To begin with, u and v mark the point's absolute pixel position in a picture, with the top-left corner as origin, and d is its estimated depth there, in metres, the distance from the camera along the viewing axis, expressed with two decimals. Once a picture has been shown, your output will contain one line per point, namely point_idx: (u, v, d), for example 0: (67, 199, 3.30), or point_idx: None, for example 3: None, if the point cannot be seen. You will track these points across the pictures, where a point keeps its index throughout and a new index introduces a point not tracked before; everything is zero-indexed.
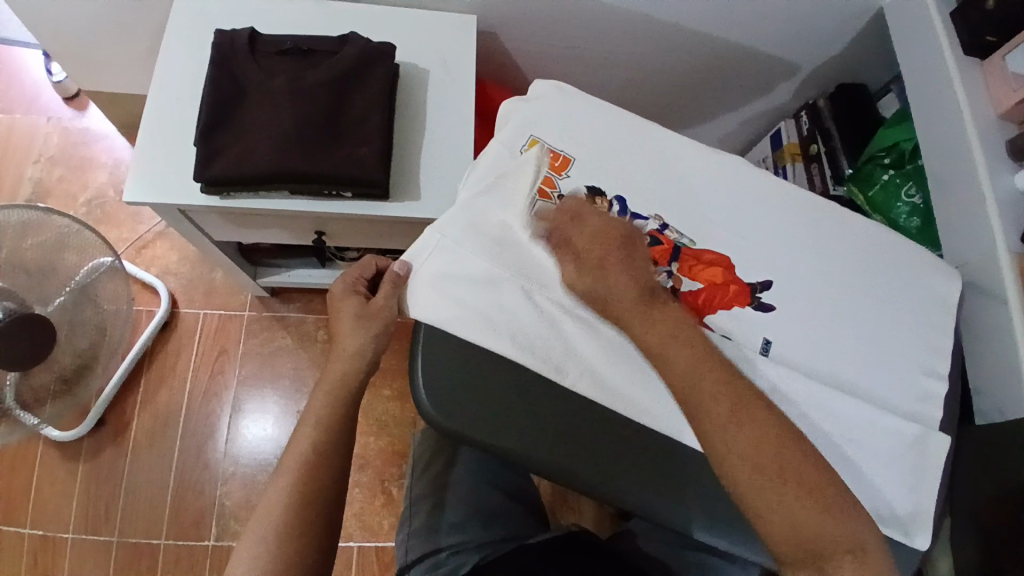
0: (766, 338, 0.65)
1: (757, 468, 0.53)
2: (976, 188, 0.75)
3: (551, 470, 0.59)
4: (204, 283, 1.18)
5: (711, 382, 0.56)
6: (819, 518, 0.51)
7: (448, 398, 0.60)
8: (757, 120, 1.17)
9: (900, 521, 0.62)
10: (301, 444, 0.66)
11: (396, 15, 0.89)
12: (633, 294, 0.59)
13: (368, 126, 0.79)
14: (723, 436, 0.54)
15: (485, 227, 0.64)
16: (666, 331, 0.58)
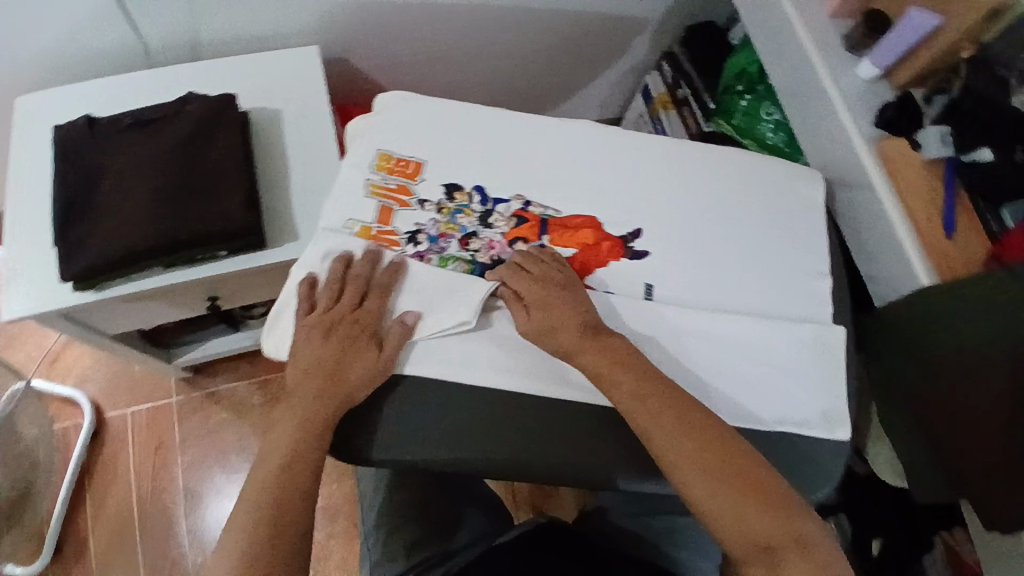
0: (646, 284, 0.67)
1: (708, 472, 0.55)
2: (822, 89, 0.77)
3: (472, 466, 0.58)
4: (125, 379, 1.14)
5: (651, 396, 0.57)
6: (760, 516, 0.53)
7: (355, 424, 0.59)
8: (626, 79, 1.19)
9: (819, 423, 0.63)
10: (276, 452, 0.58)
11: (236, 64, 0.88)
12: (576, 326, 0.61)
13: (226, 180, 0.77)
14: (669, 443, 0.56)
15: (347, 246, 0.65)
16: (608, 359, 0.59)
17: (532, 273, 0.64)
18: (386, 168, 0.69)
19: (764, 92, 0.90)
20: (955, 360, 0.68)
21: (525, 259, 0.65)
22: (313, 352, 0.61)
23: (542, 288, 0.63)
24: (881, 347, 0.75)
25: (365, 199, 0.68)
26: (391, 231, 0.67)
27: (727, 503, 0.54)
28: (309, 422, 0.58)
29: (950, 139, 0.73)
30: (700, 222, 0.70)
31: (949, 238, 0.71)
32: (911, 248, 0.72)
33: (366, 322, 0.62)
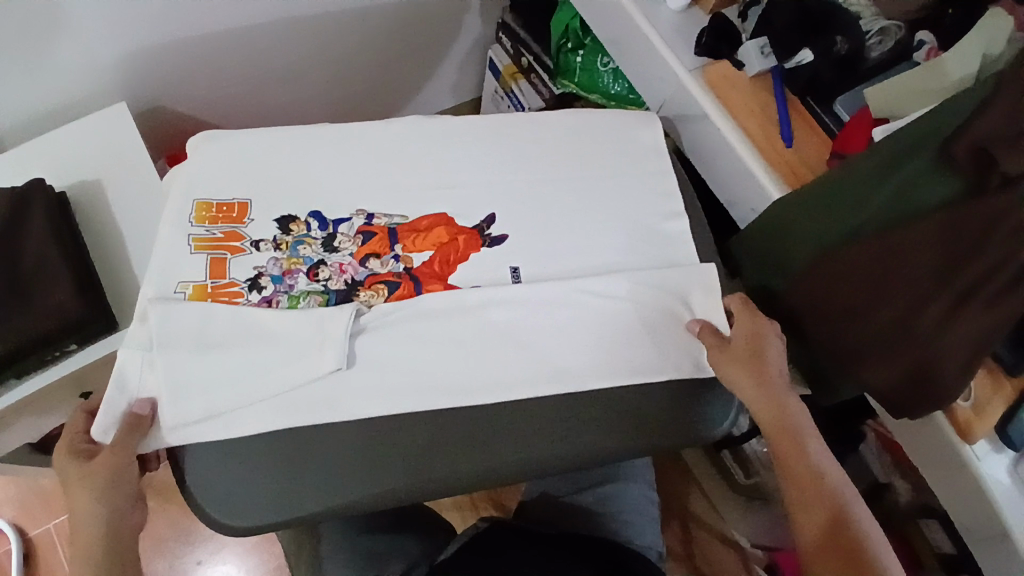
0: (514, 267, 0.65)
1: (791, 458, 0.59)
2: (640, 30, 0.77)
3: (366, 501, 0.57)
4: (37, 494, 1.03)
5: (760, 393, 0.60)
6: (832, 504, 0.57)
7: (233, 500, 0.56)
8: (471, 58, 1.16)
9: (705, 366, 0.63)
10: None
11: (42, 144, 0.81)
12: (749, 343, 0.61)
13: (50, 270, 0.70)
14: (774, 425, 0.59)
15: (180, 310, 0.60)
16: (767, 384, 0.60)
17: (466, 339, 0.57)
18: (208, 218, 0.64)
19: (595, 44, 0.90)
20: (811, 254, 0.69)
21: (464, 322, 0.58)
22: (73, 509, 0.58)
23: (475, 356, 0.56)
24: (747, 259, 0.77)
25: (192, 256, 0.63)
26: (229, 283, 0.63)
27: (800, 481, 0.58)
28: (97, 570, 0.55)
29: (770, 49, 0.73)
30: (547, 193, 0.69)
31: (789, 148, 0.72)
32: (756, 165, 0.72)
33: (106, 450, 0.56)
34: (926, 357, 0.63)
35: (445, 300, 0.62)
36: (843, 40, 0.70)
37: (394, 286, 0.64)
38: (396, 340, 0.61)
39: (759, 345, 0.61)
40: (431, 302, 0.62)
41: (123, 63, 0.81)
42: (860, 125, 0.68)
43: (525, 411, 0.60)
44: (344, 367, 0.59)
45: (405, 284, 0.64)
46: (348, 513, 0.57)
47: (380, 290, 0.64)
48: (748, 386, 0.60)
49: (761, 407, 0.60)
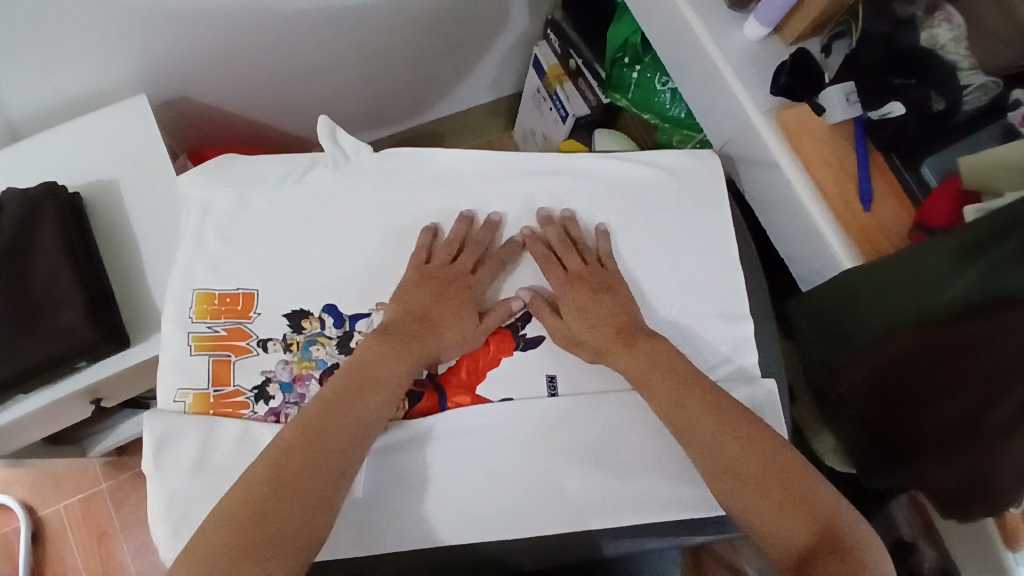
0: (550, 375, 0.62)
1: (745, 496, 0.51)
2: (710, 60, 0.69)
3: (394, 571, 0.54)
4: (49, 475, 1.03)
5: (724, 441, 0.53)
6: (780, 512, 0.49)
7: None
8: (516, 51, 1.08)
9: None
10: (366, 391, 0.54)
11: (58, 136, 0.76)
12: (603, 333, 0.60)
13: (61, 288, 0.67)
14: (703, 448, 0.54)
15: (185, 434, 0.55)
16: (662, 359, 0.58)
17: (567, 265, 0.63)
18: (210, 312, 0.60)
19: (656, 61, 0.83)
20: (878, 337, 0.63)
21: (566, 248, 0.63)
22: (413, 299, 0.60)
23: (580, 289, 0.62)
24: (804, 319, 0.72)
25: (192, 357, 0.59)
26: (233, 391, 0.58)
27: (762, 498, 0.50)
28: (383, 363, 0.56)
29: (857, 96, 0.65)
30: (584, 248, 0.66)
31: (866, 212, 0.65)
32: (828, 231, 0.65)
33: (460, 270, 0.62)
34: (984, 465, 0.56)
35: (469, 413, 0.59)
36: (937, 96, 0.62)
37: (415, 397, 0.60)
38: (416, 464, 0.57)
39: (620, 327, 0.60)
40: (455, 419, 0.58)
41: (144, 49, 0.75)
42: (945, 198, 0.61)
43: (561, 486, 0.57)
44: (360, 496, 0.55)
45: (428, 394, 0.60)
46: None
47: (401, 401, 0.60)
48: (634, 364, 0.58)
49: (697, 427, 0.54)
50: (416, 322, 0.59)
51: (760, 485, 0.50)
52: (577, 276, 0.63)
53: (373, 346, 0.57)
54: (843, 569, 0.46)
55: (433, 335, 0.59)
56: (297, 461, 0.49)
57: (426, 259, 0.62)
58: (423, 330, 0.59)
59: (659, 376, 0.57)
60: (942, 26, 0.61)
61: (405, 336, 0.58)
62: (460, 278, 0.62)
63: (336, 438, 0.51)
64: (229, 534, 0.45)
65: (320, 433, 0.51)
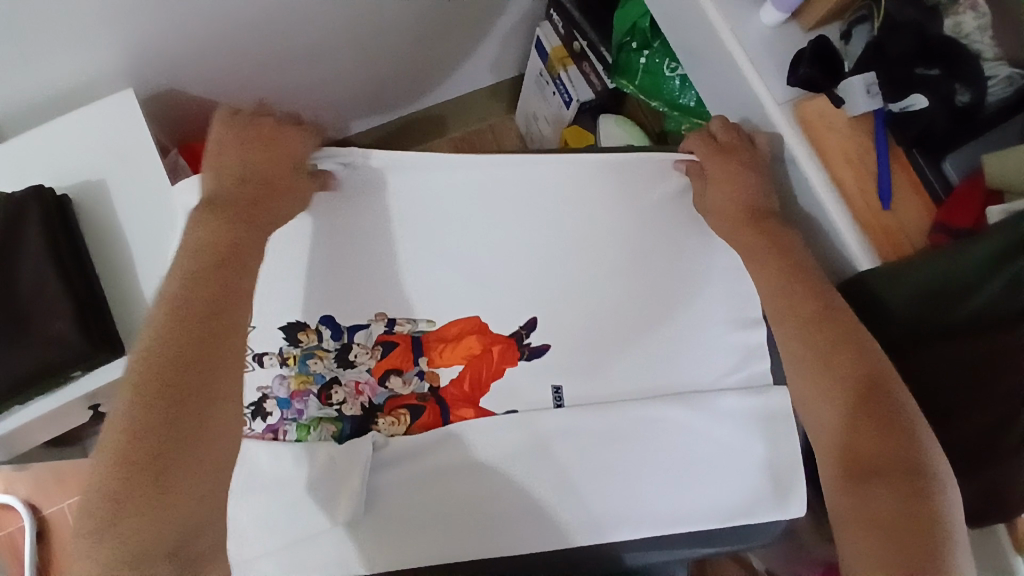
0: (556, 385, 0.63)
1: (819, 403, 0.56)
2: (724, 49, 0.66)
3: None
4: (51, 473, 1.02)
5: (817, 343, 0.56)
6: (864, 433, 0.52)
7: None
8: (517, 32, 1.03)
9: (768, 493, 0.58)
10: (201, 293, 0.52)
11: (41, 135, 0.73)
12: (737, 203, 0.63)
13: (49, 296, 0.65)
14: (795, 350, 0.58)
15: None
16: (775, 245, 0.61)
17: (720, 139, 0.64)
18: None
19: (665, 46, 0.79)
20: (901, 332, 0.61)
21: (726, 131, 0.63)
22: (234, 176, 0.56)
23: (730, 161, 0.63)
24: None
25: None
26: None
27: (840, 415, 0.54)
28: (227, 253, 0.54)
29: (877, 88, 0.61)
30: (586, 254, 0.65)
31: (887, 211, 0.61)
32: (848, 231, 0.62)
33: (272, 137, 0.57)
34: (993, 464, 0.57)
35: (479, 427, 0.58)
36: (963, 88, 0.58)
37: (417, 411, 0.60)
38: (422, 476, 0.56)
39: (753, 208, 0.63)
40: (464, 434, 0.57)
41: (129, 41, 0.72)
42: (968, 198, 0.58)
43: (574, 500, 0.56)
44: (361, 514, 0.54)
45: (430, 409, 0.60)
46: None
47: (403, 414, 0.60)
48: (755, 243, 0.61)
49: (796, 319, 0.58)
50: (253, 178, 0.56)
51: (849, 405, 0.54)
52: (724, 149, 0.63)
53: (200, 252, 0.53)
54: (901, 483, 0.50)
55: (255, 216, 0.56)
56: (171, 410, 0.48)
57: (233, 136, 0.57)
58: (265, 207, 0.56)
59: (785, 286, 0.59)
60: (968, 12, 0.59)
61: (247, 227, 0.55)
62: (271, 127, 0.57)
63: (186, 376, 0.49)
64: (103, 510, 0.45)
65: (184, 364, 0.49)
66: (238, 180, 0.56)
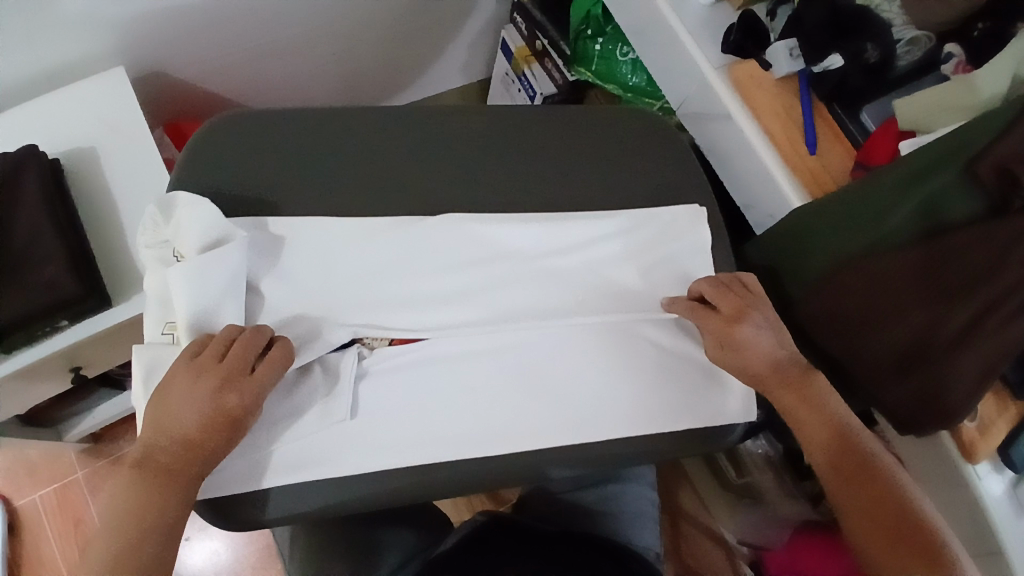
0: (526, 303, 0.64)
1: (857, 518, 0.56)
2: (665, 22, 0.75)
3: (383, 495, 0.57)
4: (22, 464, 1.03)
5: (845, 459, 0.57)
6: (910, 555, 0.53)
7: (240, 504, 0.56)
8: (484, 36, 1.13)
9: (714, 396, 0.64)
10: (139, 508, 0.51)
11: (36, 109, 0.78)
12: (774, 362, 0.60)
13: (42, 246, 0.68)
14: (822, 459, 0.58)
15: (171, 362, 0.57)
16: (800, 394, 0.59)
17: (721, 307, 0.62)
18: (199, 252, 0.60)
19: (617, 34, 0.90)
20: (871, 302, 0.64)
21: (720, 293, 0.62)
22: (174, 399, 0.53)
23: (738, 324, 0.60)
24: (761, 269, 0.74)
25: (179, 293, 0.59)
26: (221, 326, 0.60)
27: (877, 534, 0.55)
28: (161, 495, 0.51)
29: (798, 52, 0.70)
30: (549, 201, 0.67)
31: (812, 155, 0.70)
32: (778, 171, 0.70)
33: (219, 367, 0.54)
34: (940, 373, 0.60)
35: (454, 342, 0.62)
36: (874, 47, 0.67)
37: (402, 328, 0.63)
38: (407, 384, 0.60)
39: (778, 366, 0.60)
40: (439, 347, 0.62)
41: (121, 23, 0.77)
42: (883, 137, 0.66)
43: (541, 412, 0.61)
44: (349, 418, 0.58)
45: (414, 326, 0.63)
46: (361, 507, 0.57)
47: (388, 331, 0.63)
48: (788, 398, 0.59)
49: (818, 438, 0.58)
50: (204, 428, 0.52)
51: (887, 525, 0.54)
52: (731, 315, 0.61)
53: (138, 476, 0.52)
54: None
55: (186, 457, 0.52)
56: None
57: (192, 356, 0.55)
58: (199, 446, 0.52)
59: (811, 416, 0.58)
60: None
61: (175, 458, 0.52)
62: (232, 385, 0.53)
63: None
64: None
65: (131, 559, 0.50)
66: (182, 435, 0.52)
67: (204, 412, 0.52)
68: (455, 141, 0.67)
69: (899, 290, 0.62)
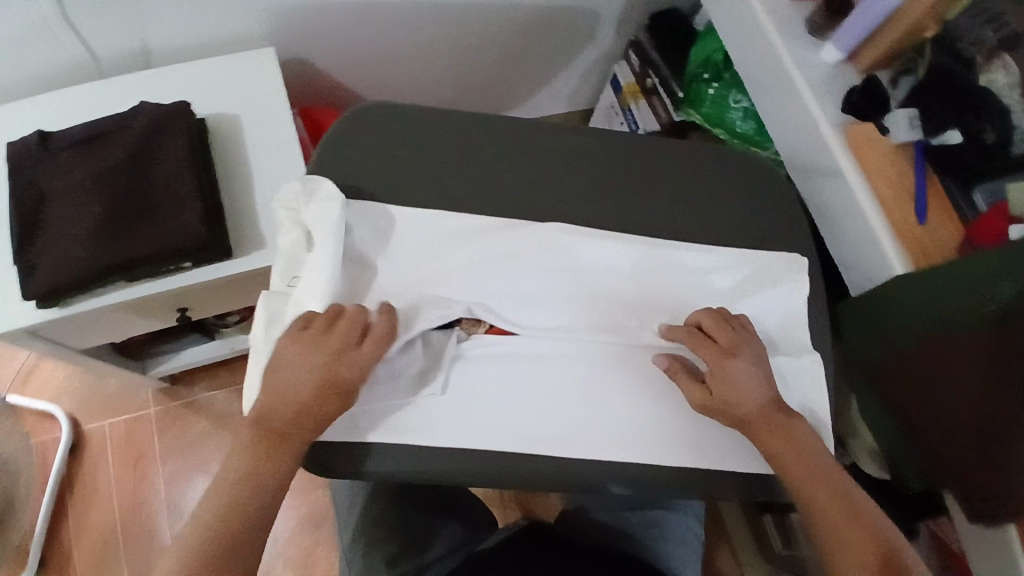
0: (626, 318, 0.65)
1: None
2: (788, 76, 0.77)
3: (460, 475, 0.60)
4: (99, 394, 1.11)
5: (850, 534, 0.56)
6: None
7: (330, 453, 0.59)
8: (597, 69, 1.18)
9: None
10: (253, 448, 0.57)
11: (192, 71, 0.86)
12: (760, 401, 0.59)
13: (181, 192, 0.74)
14: (827, 531, 0.57)
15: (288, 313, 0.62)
16: (782, 436, 0.59)
17: (719, 338, 0.61)
18: None
19: (733, 81, 0.91)
20: (952, 380, 0.63)
21: (718, 326, 0.62)
22: (290, 366, 0.57)
23: (730, 359, 0.60)
24: (856, 336, 0.75)
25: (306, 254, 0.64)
26: None
27: None
28: (276, 452, 0.56)
29: (919, 122, 0.71)
30: (652, 227, 0.69)
31: (921, 225, 0.70)
32: (884, 235, 0.70)
33: (331, 338, 0.57)
34: (1010, 466, 0.58)
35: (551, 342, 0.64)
36: (991, 129, 0.68)
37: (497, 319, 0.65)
38: (494, 372, 0.63)
39: (767, 411, 0.59)
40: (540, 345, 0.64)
41: (281, 8, 0.85)
42: (995, 219, 0.66)
43: (614, 428, 0.62)
44: (438, 393, 0.61)
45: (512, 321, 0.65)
46: (435, 481, 0.60)
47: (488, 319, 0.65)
48: (792, 460, 0.58)
49: (823, 507, 0.57)
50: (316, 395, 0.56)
51: None
52: (727, 348, 0.61)
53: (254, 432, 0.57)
54: None
55: (296, 422, 0.56)
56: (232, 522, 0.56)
57: (306, 325, 0.58)
58: (310, 413, 0.56)
59: (812, 481, 0.58)
60: (999, 71, 0.70)
61: (288, 424, 0.56)
62: (342, 356, 0.57)
63: (253, 504, 0.57)
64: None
65: (246, 491, 0.56)
66: (298, 405, 0.56)
67: (317, 384, 0.56)
68: (572, 157, 0.70)
69: (980, 373, 0.60)
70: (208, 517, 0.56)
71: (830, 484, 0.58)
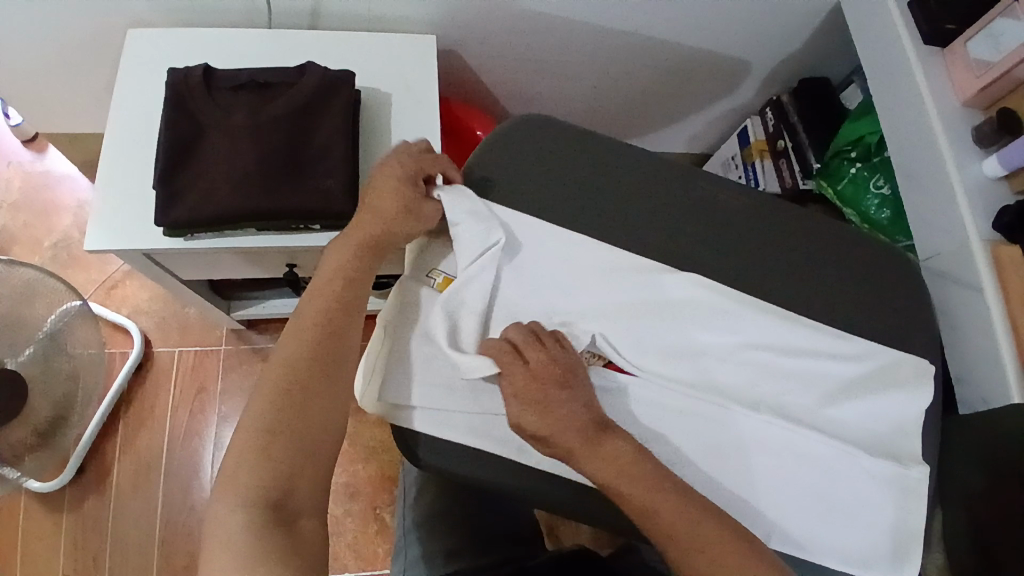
0: (739, 385, 0.65)
1: None
2: (945, 178, 0.76)
3: (549, 497, 0.60)
4: (176, 321, 1.14)
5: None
6: None
7: (432, 445, 0.60)
8: (722, 119, 1.19)
9: (889, 554, 0.61)
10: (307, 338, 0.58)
11: (355, 40, 0.88)
12: (578, 429, 0.55)
13: (330, 157, 0.76)
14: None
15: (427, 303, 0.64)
16: (616, 466, 0.54)
17: (527, 361, 0.57)
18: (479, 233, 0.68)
19: (879, 165, 0.90)
20: None
21: (527, 344, 0.58)
22: (377, 188, 0.62)
23: (540, 385, 0.56)
24: (958, 454, 0.71)
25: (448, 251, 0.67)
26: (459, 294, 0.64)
27: None
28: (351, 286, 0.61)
29: None
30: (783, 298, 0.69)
31: None
32: (1011, 360, 0.69)
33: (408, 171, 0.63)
34: None
35: (664, 391, 0.63)
36: None
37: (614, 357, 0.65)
38: (609, 409, 0.63)
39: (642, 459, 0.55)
40: (654, 393, 0.63)
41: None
42: None
43: (713, 491, 0.61)
44: None
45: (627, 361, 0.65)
46: (523, 496, 0.61)
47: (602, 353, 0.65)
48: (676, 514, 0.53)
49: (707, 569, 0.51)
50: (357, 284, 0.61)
51: None
52: (534, 374, 0.56)
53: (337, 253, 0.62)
54: None
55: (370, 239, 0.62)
56: (297, 418, 0.56)
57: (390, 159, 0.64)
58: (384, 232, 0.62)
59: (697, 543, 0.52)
60: None
61: (367, 240, 0.61)
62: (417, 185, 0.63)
63: (317, 405, 0.57)
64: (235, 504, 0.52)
65: (313, 378, 0.58)
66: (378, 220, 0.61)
67: (395, 200, 0.61)
68: (718, 212, 0.71)
69: None
70: (270, 418, 0.55)
71: (694, 518, 0.53)
